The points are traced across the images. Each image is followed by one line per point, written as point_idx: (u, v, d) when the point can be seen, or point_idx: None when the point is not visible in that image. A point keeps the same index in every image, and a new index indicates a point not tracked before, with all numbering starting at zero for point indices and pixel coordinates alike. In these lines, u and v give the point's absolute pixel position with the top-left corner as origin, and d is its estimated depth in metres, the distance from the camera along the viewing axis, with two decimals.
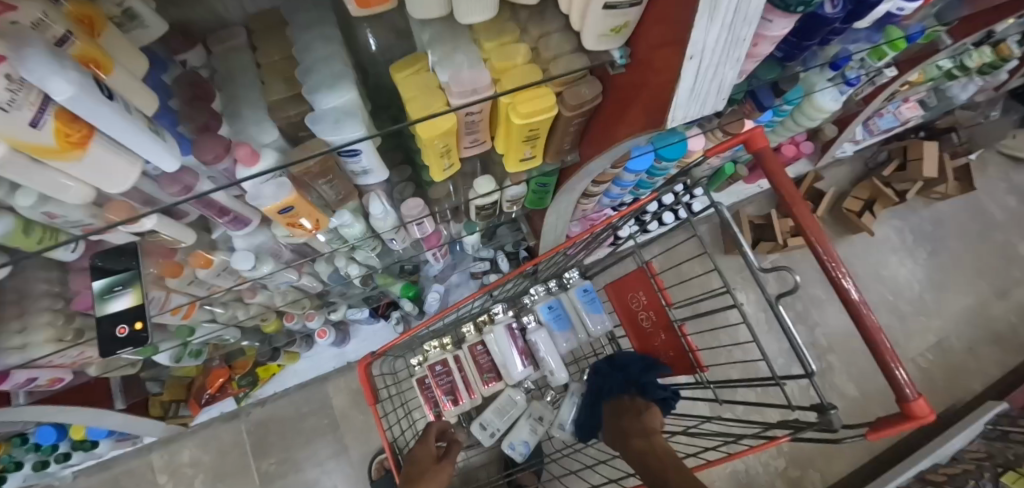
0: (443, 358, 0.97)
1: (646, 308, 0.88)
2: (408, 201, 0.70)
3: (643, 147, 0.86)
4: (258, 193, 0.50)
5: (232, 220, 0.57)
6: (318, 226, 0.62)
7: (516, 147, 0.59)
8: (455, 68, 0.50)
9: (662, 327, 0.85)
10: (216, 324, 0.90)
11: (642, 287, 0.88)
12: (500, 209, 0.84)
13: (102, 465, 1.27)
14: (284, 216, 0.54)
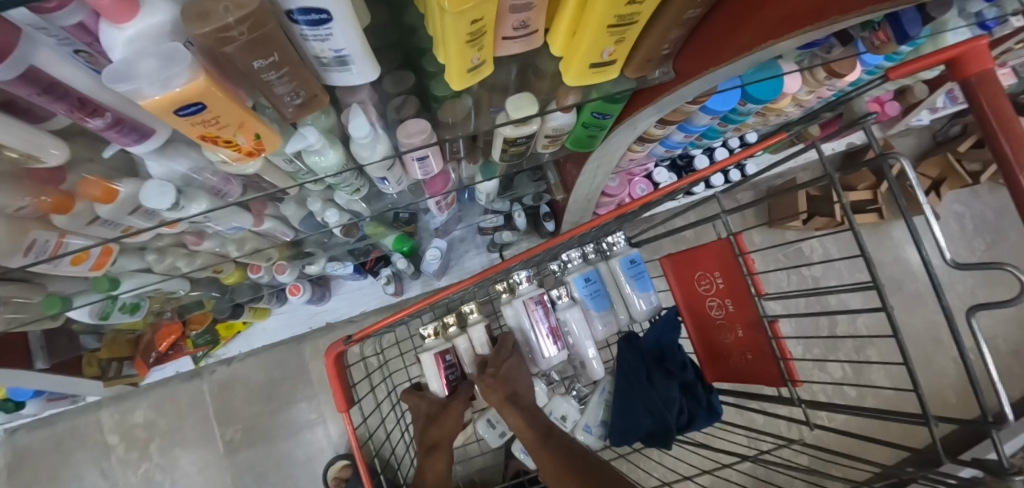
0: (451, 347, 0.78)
1: (720, 295, 0.69)
2: (408, 123, 0.47)
3: (736, 78, 0.62)
4: (129, 71, 0.27)
5: (116, 129, 0.35)
6: (263, 147, 0.39)
7: (593, 39, 0.36)
8: None
9: (740, 323, 0.67)
10: (151, 276, 0.69)
11: (721, 268, 0.68)
12: (533, 147, 0.62)
13: (43, 421, 1.10)
14: (190, 121, 0.31)
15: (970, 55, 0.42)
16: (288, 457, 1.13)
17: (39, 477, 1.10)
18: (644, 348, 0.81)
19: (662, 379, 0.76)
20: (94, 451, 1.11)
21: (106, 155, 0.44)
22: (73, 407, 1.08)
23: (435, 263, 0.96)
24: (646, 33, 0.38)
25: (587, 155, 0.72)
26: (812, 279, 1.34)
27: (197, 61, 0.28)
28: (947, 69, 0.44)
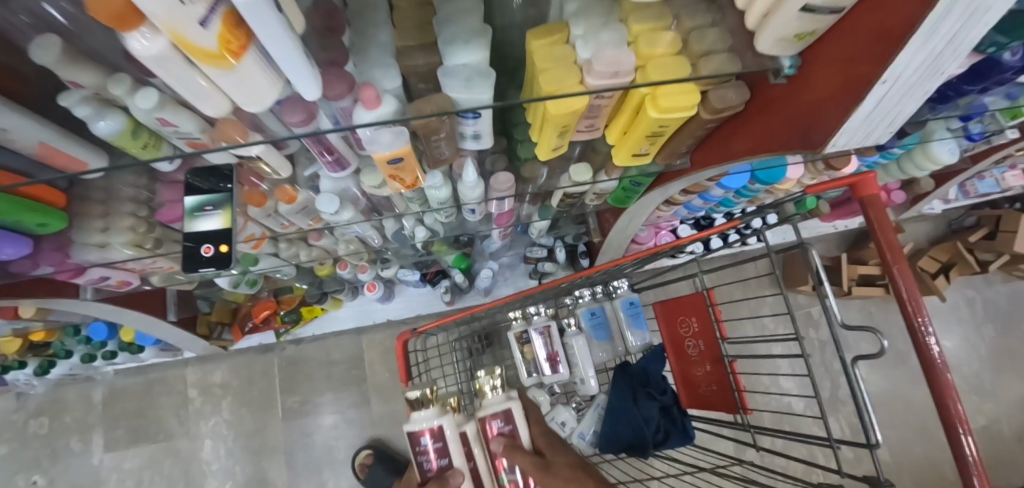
0: (436, 428, 0.71)
1: (695, 337, 0.75)
2: (498, 174, 0.68)
3: (742, 167, 0.80)
4: (375, 140, 0.49)
5: (334, 161, 0.57)
6: (414, 182, 0.62)
7: (636, 140, 0.58)
8: (599, 45, 0.50)
9: (709, 359, 0.73)
10: (278, 259, 0.91)
11: (697, 314, 0.75)
12: (583, 201, 0.84)
13: (140, 370, 1.32)
14: (390, 167, 0.53)
15: (862, 183, 0.63)
16: (334, 432, 1.31)
17: (131, 414, 1.32)
18: (632, 373, 0.86)
19: (645, 401, 0.81)
20: (176, 401, 1.32)
21: (307, 174, 0.65)
22: (169, 360, 1.30)
23: (487, 280, 1.16)
24: (670, 139, 0.60)
25: (623, 210, 0.92)
26: (819, 342, 1.45)
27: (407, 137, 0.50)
28: (851, 189, 0.64)
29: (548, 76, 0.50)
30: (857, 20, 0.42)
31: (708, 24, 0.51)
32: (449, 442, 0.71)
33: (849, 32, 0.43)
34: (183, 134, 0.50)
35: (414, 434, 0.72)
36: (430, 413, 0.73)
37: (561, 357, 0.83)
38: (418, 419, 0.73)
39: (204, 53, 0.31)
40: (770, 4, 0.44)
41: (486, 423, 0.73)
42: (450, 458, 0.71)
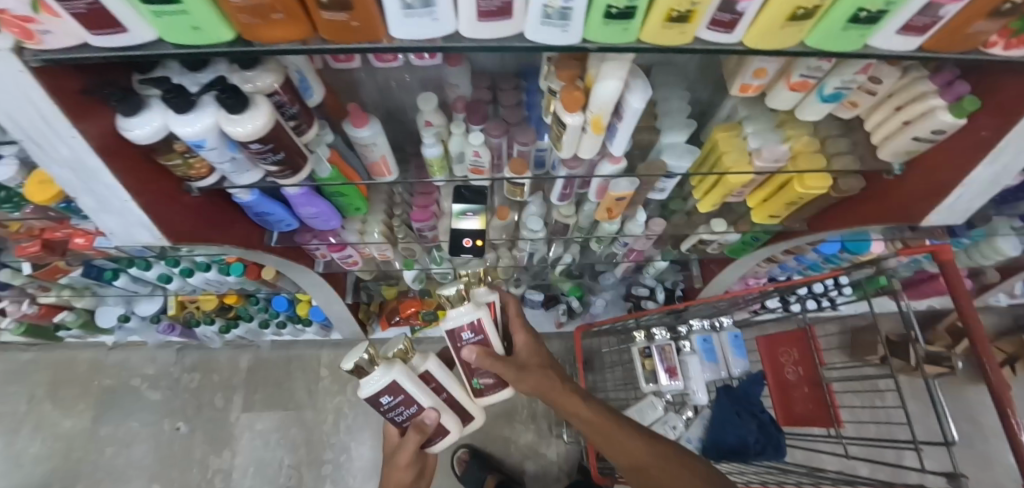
0: (391, 384, 0.71)
1: (796, 363, 0.95)
2: (655, 219, 0.95)
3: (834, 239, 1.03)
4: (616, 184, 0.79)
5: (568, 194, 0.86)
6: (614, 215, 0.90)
7: (775, 205, 0.83)
8: (764, 140, 0.76)
9: (807, 381, 0.93)
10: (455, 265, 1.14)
11: (797, 345, 0.96)
12: (705, 248, 1.08)
13: (284, 346, 1.55)
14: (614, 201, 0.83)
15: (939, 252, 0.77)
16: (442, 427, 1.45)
17: (269, 384, 1.52)
18: (736, 394, 1.05)
19: (747, 416, 1.00)
20: (308, 376, 1.53)
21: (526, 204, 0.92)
22: (311, 340, 1.53)
23: (600, 306, 1.38)
24: (799, 210, 0.85)
25: (731, 261, 1.15)
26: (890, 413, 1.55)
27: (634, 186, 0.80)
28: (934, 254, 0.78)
29: (728, 157, 0.77)
30: (936, 154, 0.69)
31: (835, 134, 0.76)
32: (410, 392, 0.73)
33: (932, 160, 0.70)
34: (479, 162, 0.79)
35: (371, 398, 0.72)
36: (378, 372, 0.71)
37: (678, 371, 1.05)
38: (369, 380, 0.71)
39: (597, 125, 0.58)
40: (889, 131, 0.69)
41: (455, 334, 0.77)
42: (416, 404, 0.74)
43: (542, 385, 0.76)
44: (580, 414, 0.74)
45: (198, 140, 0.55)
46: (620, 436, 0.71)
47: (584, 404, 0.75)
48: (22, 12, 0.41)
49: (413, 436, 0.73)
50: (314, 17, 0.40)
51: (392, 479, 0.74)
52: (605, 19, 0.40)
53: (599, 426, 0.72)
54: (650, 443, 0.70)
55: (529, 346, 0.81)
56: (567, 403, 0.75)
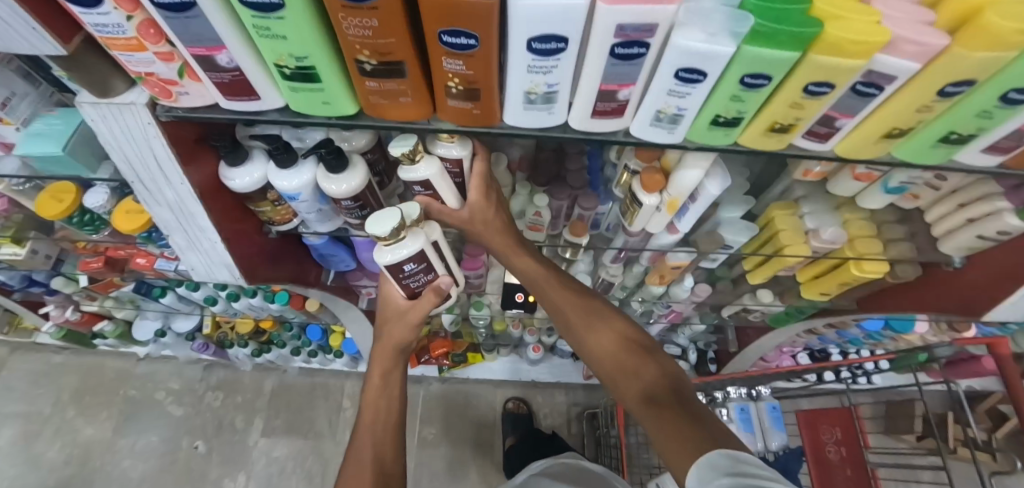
0: (418, 254, 0.59)
1: (839, 444, 0.94)
2: (700, 285, 0.96)
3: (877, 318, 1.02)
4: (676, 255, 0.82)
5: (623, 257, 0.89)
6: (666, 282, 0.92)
7: (827, 284, 0.84)
8: (819, 221, 0.77)
9: (851, 464, 0.91)
10: (492, 311, 1.15)
11: (840, 424, 0.95)
12: (746, 316, 1.08)
13: (309, 373, 1.55)
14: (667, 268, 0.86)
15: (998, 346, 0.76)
16: (463, 473, 1.41)
17: (291, 409, 1.51)
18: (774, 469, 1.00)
19: None
20: (330, 406, 1.51)
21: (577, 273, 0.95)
22: (337, 369, 1.53)
23: None
24: (849, 290, 0.85)
25: (769, 329, 1.14)
26: None
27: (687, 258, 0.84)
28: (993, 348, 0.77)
29: (784, 236, 0.77)
30: (1004, 252, 0.67)
31: (890, 220, 0.77)
32: (431, 259, 0.62)
33: (998, 258, 0.68)
34: (540, 221, 0.81)
35: (392, 267, 0.59)
36: (408, 239, 0.58)
37: None
38: (395, 247, 0.57)
39: (672, 205, 0.60)
40: (951, 227, 0.70)
41: (393, 268, 0.60)
42: (435, 271, 0.65)
43: (535, 279, 0.70)
44: (562, 307, 0.67)
45: (294, 193, 0.59)
46: (594, 327, 0.64)
47: (569, 292, 0.68)
48: (170, 76, 0.45)
49: (429, 300, 0.65)
50: (441, 104, 0.43)
51: (392, 334, 0.68)
52: (711, 125, 0.43)
53: (576, 319, 0.66)
54: (626, 343, 0.61)
55: (478, 207, 0.65)
56: (550, 294, 0.68)
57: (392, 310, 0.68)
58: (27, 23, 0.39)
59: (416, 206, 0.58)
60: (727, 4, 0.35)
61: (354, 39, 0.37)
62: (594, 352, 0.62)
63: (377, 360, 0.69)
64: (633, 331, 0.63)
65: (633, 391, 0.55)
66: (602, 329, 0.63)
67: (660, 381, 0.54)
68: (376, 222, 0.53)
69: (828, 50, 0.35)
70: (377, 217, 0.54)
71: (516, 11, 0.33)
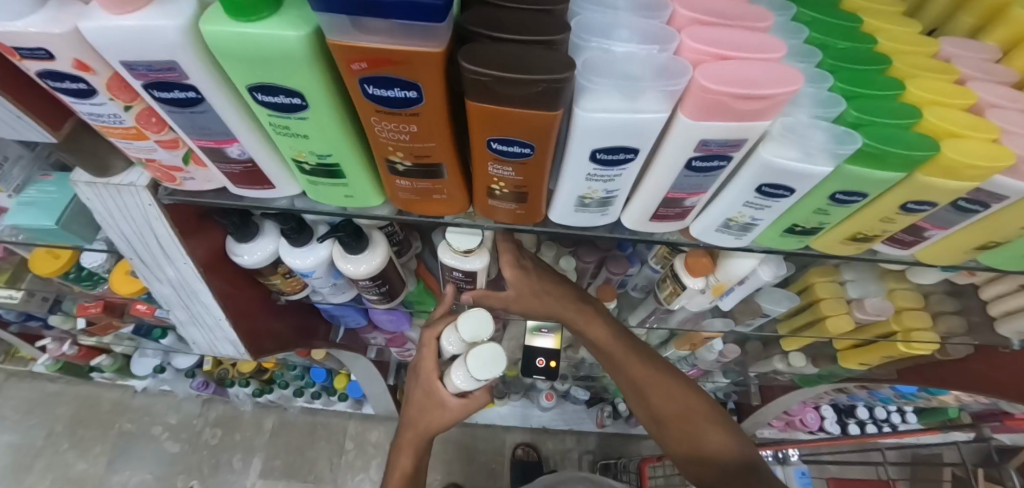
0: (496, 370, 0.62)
1: None
2: (729, 345, 0.90)
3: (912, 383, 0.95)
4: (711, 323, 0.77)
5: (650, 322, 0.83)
6: (697, 345, 0.87)
7: (868, 355, 0.78)
8: (865, 292, 0.70)
9: None
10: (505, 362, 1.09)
11: None
12: (773, 374, 1.02)
13: (310, 411, 1.49)
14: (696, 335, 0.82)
15: None
16: None
17: (291, 449, 1.44)
18: None
19: None
20: (332, 447, 1.45)
21: None
22: (340, 409, 1.46)
23: None
24: (892, 361, 0.79)
25: (796, 387, 1.08)
26: None
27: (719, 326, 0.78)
28: None
29: (825, 305, 0.70)
30: None
31: (939, 290, 0.70)
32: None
33: None
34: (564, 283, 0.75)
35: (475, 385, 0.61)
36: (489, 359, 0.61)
37: None
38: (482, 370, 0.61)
39: (719, 288, 0.55)
40: (1011, 309, 0.63)
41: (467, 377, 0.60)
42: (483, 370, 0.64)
43: (597, 337, 0.63)
44: (629, 369, 0.63)
45: (308, 271, 0.54)
46: (665, 391, 0.63)
47: (636, 355, 0.63)
48: (173, 163, 0.39)
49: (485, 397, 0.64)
50: (480, 203, 0.38)
51: (432, 422, 0.65)
52: (784, 233, 0.38)
53: (646, 381, 0.63)
54: (699, 416, 0.62)
55: (520, 280, 0.58)
56: (616, 355, 0.63)
57: (434, 403, 0.64)
58: (9, 110, 0.35)
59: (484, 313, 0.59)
60: (823, 117, 0.30)
61: (388, 142, 0.31)
62: (665, 417, 0.63)
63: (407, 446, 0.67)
64: (703, 399, 0.63)
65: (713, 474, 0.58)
66: (669, 399, 0.62)
67: (741, 468, 0.57)
68: (492, 370, 0.57)
69: (937, 171, 0.31)
70: (481, 358, 0.57)
71: (584, 125, 0.28)
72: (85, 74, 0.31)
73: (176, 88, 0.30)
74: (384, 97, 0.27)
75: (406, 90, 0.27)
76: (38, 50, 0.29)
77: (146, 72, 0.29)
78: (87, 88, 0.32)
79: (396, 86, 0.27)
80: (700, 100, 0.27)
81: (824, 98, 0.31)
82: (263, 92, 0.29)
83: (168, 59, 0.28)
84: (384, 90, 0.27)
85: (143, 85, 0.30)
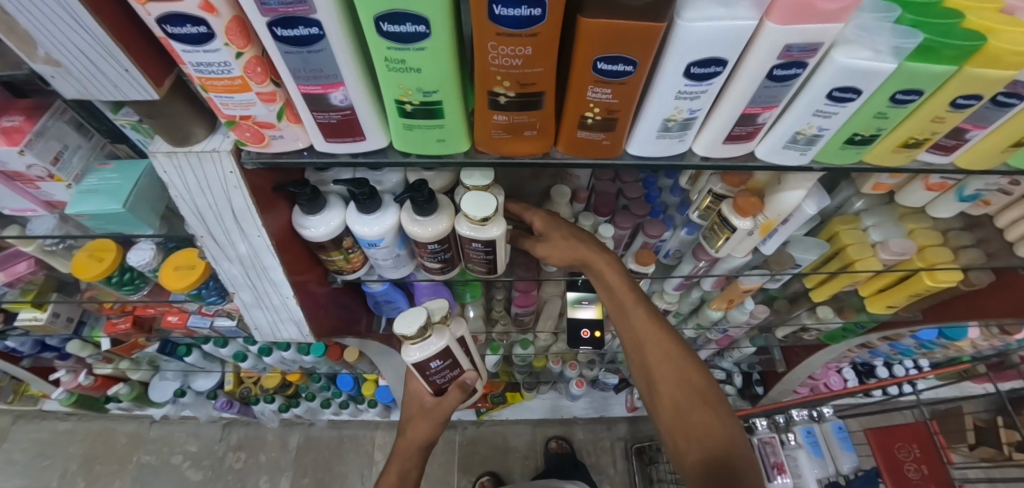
0: (443, 351, 0.63)
1: (921, 461, 0.98)
2: (757, 305, 0.93)
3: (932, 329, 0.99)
4: (749, 278, 0.80)
5: (684, 285, 0.86)
6: (731, 305, 0.90)
7: (896, 297, 0.82)
8: (889, 234, 0.74)
9: (936, 482, 0.97)
10: (537, 348, 1.10)
11: (918, 441, 1.01)
12: (800, 334, 1.05)
13: (336, 425, 1.46)
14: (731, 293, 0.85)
15: None
16: None
17: (319, 465, 1.42)
18: None
19: None
20: (362, 460, 1.42)
21: None
22: (367, 419, 1.44)
23: None
24: (917, 299, 0.83)
25: (819, 346, 1.12)
26: None
27: (752, 281, 0.81)
28: None
29: (853, 250, 0.74)
30: None
31: (954, 226, 0.75)
32: (456, 353, 0.66)
33: None
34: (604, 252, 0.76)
35: (420, 364, 0.63)
36: (433, 336, 0.62)
37: (788, 467, 0.98)
38: (422, 345, 0.62)
39: (768, 226, 0.59)
40: None
41: (421, 366, 0.64)
42: (460, 367, 0.68)
43: (612, 280, 0.62)
44: (634, 321, 0.61)
45: (376, 239, 0.55)
46: (665, 358, 0.59)
47: (644, 305, 0.61)
48: (267, 119, 0.41)
49: (456, 396, 0.68)
50: (566, 136, 0.41)
51: (417, 432, 0.70)
52: (845, 144, 0.42)
53: (650, 342, 0.60)
54: (695, 395, 0.57)
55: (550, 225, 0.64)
56: (624, 299, 0.61)
57: (418, 406, 0.71)
58: (120, 63, 0.36)
59: (442, 303, 0.63)
60: (886, 19, 0.34)
61: (499, 70, 0.34)
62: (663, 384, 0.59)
63: (415, 424, 0.71)
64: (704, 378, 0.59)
65: (695, 453, 0.54)
66: (663, 367, 0.59)
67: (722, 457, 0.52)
68: (404, 322, 0.59)
69: (985, 62, 0.35)
70: (405, 314, 0.60)
71: (685, 35, 0.32)
72: (210, 15, 0.32)
73: (302, 24, 0.32)
74: (507, 17, 0.30)
75: (531, 8, 0.30)
76: None
77: (277, 6, 0.31)
78: (207, 32, 0.33)
79: (522, 5, 0.29)
80: (790, 5, 0.30)
81: (882, 5, 0.35)
82: (390, 22, 0.31)
83: None
84: (510, 10, 0.30)
85: (268, 22, 0.32)
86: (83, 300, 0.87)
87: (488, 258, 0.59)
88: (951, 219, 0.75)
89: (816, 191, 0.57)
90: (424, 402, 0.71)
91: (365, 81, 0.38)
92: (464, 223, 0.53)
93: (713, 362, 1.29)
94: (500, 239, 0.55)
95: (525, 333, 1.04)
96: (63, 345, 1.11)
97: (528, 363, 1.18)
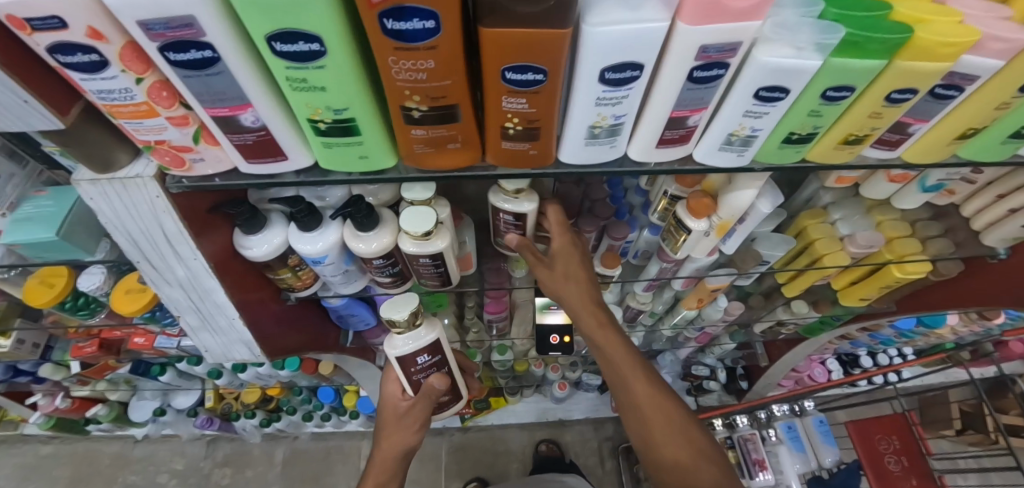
0: (432, 345, 0.63)
1: (900, 451, 0.98)
2: (732, 302, 0.92)
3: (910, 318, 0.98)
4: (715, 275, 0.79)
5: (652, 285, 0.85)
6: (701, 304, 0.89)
7: (868, 289, 0.81)
8: (856, 228, 0.73)
9: (916, 473, 0.96)
10: (516, 352, 1.08)
11: (897, 432, 1.00)
12: (778, 328, 1.04)
13: (322, 436, 1.45)
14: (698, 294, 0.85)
15: None
16: None
17: (307, 478, 1.40)
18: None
19: None
20: (349, 470, 1.41)
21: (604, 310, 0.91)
22: (352, 430, 1.43)
23: None
24: (889, 291, 0.82)
25: (800, 340, 1.11)
26: None
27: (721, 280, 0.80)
28: None
29: (822, 245, 0.73)
30: None
31: (921, 217, 0.74)
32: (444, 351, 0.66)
33: None
34: None
35: (407, 358, 0.63)
36: (424, 328, 0.63)
37: (768, 463, 0.98)
38: (413, 335, 0.62)
39: (723, 226, 0.57)
40: (993, 218, 0.67)
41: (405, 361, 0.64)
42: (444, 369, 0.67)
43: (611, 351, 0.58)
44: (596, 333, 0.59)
45: (320, 257, 0.53)
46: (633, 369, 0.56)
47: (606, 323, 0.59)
48: (183, 143, 0.40)
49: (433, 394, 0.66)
50: (492, 148, 0.40)
51: (395, 439, 0.67)
52: (783, 144, 0.41)
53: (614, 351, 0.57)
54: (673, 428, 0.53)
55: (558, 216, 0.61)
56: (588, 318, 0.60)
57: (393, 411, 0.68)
58: (17, 95, 0.35)
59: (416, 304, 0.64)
60: (809, 15, 0.33)
61: (406, 85, 0.32)
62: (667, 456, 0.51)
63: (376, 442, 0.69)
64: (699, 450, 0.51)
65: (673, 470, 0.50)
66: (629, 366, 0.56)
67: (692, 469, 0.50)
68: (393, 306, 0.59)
69: (917, 55, 0.33)
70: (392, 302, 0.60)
71: (592, 39, 0.30)
72: (99, 43, 0.31)
73: (194, 47, 0.30)
74: (402, 30, 0.29)
75: (424, 20, 0.28)
76: (51, 20, 0.29)
77: (164, 31, 0.29)
78: (99, 60, 0.32)
79: (415, 17, 0.28)
80: (699, 3, 0.29)
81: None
82: (283, 41, 0.30)
83: (187, 13, 0.28)
84: (403, 23, 0.28)
85: (158, 47, 0.30)
86: (48, 326, 0.86)
87: (438, 271, 0.57)
88: (918, 209, 0.74)
89: (770, 187, 0.55)
90: (399, 404, 0.68)
91: (276, 100, 0.36)
92: (407, 239, 0.52)
93: (696, 358, 1.28)
94: (447, 252, 0.54)
95: (501, 338, 1.03)
96: (36, 370, 1.09)
97: (510, 367, 1.17)
